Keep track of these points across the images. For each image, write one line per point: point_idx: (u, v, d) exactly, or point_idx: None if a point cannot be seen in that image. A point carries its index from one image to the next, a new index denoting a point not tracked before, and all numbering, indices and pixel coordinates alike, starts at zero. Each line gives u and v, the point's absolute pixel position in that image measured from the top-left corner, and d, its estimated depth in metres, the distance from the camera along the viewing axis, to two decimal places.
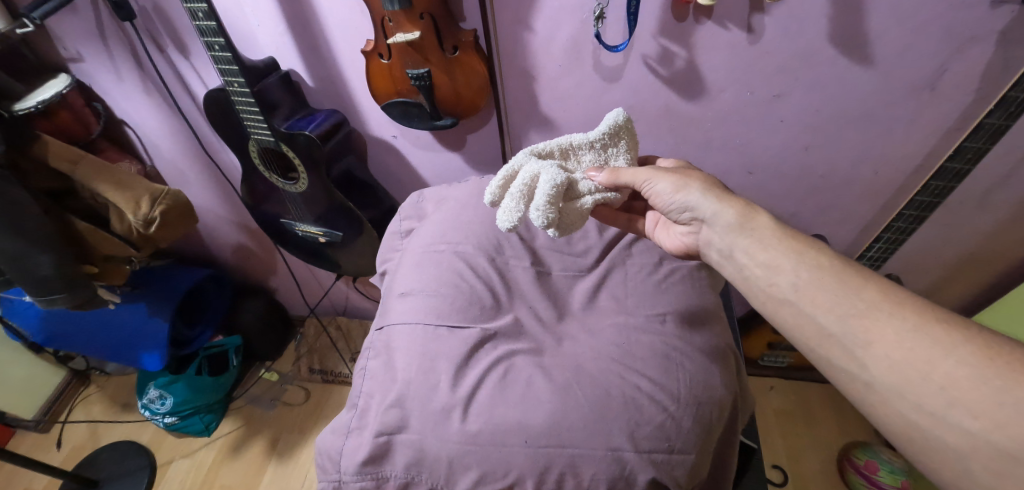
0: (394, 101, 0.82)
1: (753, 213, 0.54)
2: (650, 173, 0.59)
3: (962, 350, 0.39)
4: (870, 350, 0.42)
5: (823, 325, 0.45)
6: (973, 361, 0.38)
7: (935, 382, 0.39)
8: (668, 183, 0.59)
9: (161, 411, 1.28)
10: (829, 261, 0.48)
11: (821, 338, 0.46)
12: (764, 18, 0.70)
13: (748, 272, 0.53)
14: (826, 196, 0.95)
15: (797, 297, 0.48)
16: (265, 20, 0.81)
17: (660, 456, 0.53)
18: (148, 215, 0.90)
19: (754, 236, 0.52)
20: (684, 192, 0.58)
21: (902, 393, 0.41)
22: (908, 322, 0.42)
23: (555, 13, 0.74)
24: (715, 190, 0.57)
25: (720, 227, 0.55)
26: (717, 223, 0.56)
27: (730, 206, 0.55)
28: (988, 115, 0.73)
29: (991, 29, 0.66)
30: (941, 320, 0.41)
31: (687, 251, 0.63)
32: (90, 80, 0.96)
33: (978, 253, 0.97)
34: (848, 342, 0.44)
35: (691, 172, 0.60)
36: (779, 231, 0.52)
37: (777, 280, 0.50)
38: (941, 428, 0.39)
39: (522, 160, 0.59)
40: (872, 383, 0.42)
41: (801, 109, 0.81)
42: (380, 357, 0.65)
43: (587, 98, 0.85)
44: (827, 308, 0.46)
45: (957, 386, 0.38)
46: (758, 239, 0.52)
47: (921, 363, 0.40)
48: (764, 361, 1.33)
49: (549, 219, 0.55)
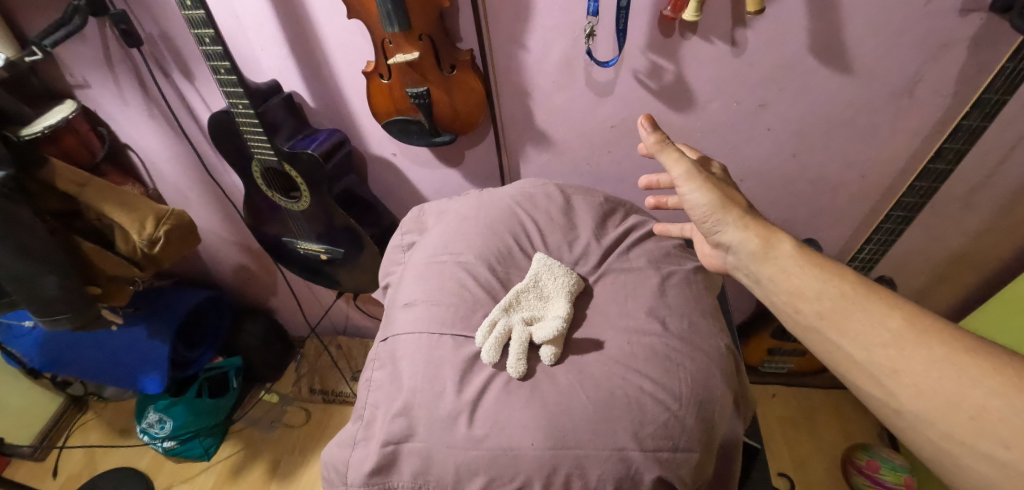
0: (394, 119, 0.85)
1: (777, 240, 0.54)
2: (687, 176, 0.58)
3: (991, 382, 0.39)
4: (898, 378, 0.43)
5: (851, 353, 0.46)
6: (1003, 392, 0.39)
7: (966, 412, 0.40)
8: (702, 195, 0.58)
9: (159, 435, 1.27)
10: (852, 287, 0.49)
11: (850, 364, 0.46)
12: (746, 31, 0.74)
13: (775, 297, 0.53)
14: (816, 201, 0.98)
15: (823, 325, 0.48)
16: (268, 45, 0.84)
17: (666, 454, 0.54)
18: (153, 235, 0.93)
19: (778, 265, 0.53)
20: (716, 213, 0.57)
21: (932, 421, 0.41)
22: (936, 352, 0.42)
23: (548, 32, 0.78)
24: (747, 217, 0.56)
25: (745, 255, 0.56)
26: (743, 252, 0.56)
27: (755, 236, 0.55)
28: (965, 117, 0.76)
29: (962, 35, 0.69)
30: (970, 350, 0.41)
31: (720, 267, 0.65)
32: (95, 106, 0.99)
33: (965, 253, 0.99)
34: (875, 371, 0.44)
35: (727, 191, 0.59)
36: (807, 260, 0.52)
37: (802, 308, 0.50)
38: (971, 457, 0.39)
39: (498, 318, 0.64)
40: (901, 409, 0.43)
41: (787, 118, 0.84)
42: (385, 368, 0.66)
43: (580, 112, 0.89)
44: (853, 335, 0.46)
45: (989, 417, 0.39)
46: (783, 269, 0.52)
47: (949, 393, 0.41)
48: (764, 368, 1.33)
49: (561, 330, 0.62)
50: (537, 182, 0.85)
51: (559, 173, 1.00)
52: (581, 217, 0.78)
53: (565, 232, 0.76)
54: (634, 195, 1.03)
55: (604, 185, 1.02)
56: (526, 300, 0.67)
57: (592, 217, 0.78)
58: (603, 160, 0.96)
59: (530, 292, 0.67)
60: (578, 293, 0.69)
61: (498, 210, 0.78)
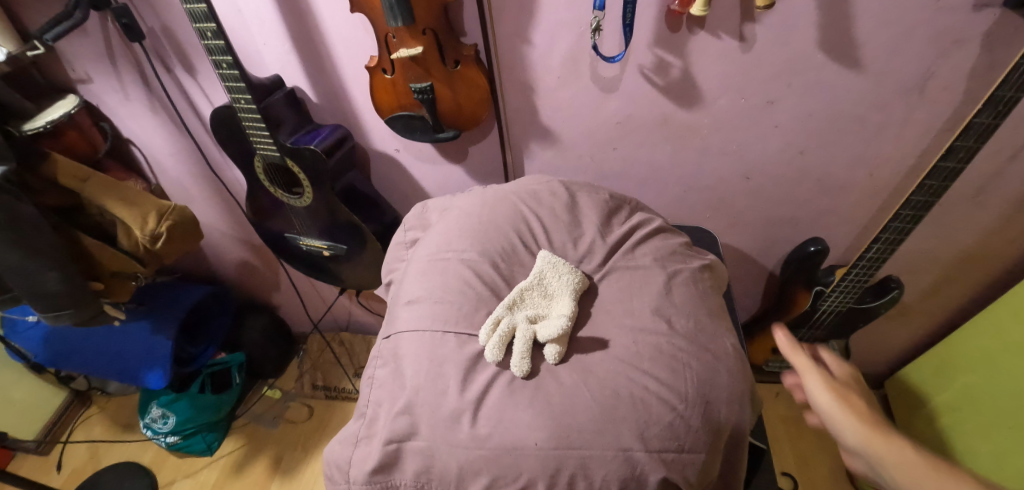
0: (397, 114, 0.84)
1: (892, 440, 0.51)
2: (814, 374, 0.61)
3: None
4: None
5: None
6: None
7: None
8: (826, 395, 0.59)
9: (163, 430, 1.29)
10: (950, 477, 0.46)
11: None
12: (754, 26, 0.73)
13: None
14: (823, 199, 0.96)
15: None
16: (270, 39, 0.84)
17: (671, 455, 0.53)
18: (155, 231, 0.92)
19: (890, 460, 0.50)
20: (837, 406, 0.57)
21: None
22: None
23: (552, 27, 0.77)
24: (873, 419, 0.54)
25: (860, 449, 0.53)
26: (859, 447, 0.53)
27: (865, 430, 0.53)
28: (977, 115, 0.73)
29: (976, 31, 0.68)
30: None
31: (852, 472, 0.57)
32: (98, 101, 0.98)
33: (974, 251, 0.98)
34: None
35: (854, 397, 0.57)
36: (924, 458, 0.49)
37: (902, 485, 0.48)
38: None
39: (503, 315, 0.63)
40: None
41: (795, 115, 0.83)
42: (388, 366, 0.66)
43: (585, 108, 0.88)
44: None
45: None
46: (893, 463, 0.50)
47: None
48: (768, 368, 1.30)
49: (565, 328, 0.61)
50: (542, 179, 0.84)
51: (563, 170, 1.00)
52: (586, 213, 0.77)
53: (569, 230, 0.75)
54: (639, 193, 1.02)
55: (609, 182, 1.01)
56: (531, 297, 0.66)
57: (596, 214, 0.77)
58: (608, 157, 0.95)
59: (535, 291, 0.67)
60: (581, 291, 0.68)
61: (502, 207, 0.77)
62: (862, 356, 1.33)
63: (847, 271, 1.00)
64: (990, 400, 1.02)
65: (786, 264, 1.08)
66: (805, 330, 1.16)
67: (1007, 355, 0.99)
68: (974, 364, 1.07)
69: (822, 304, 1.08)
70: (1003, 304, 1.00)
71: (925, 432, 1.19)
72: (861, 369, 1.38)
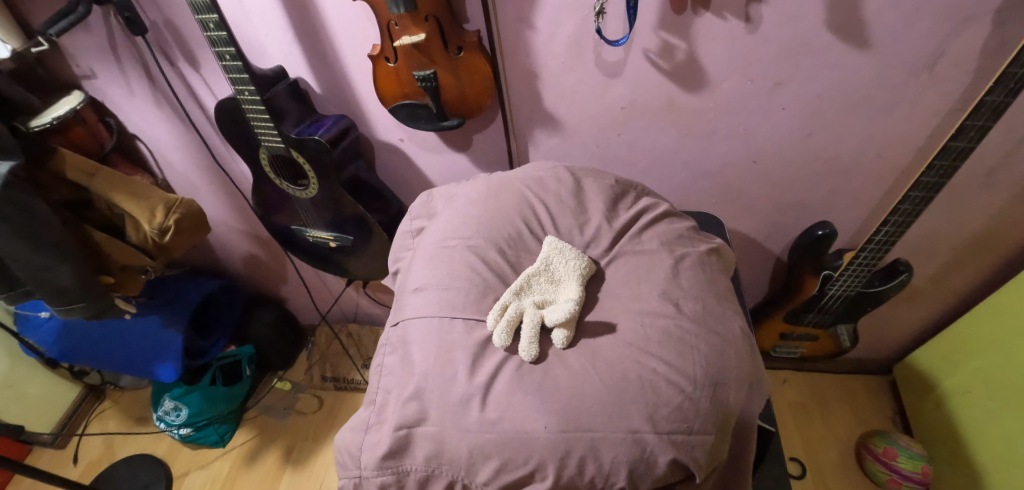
0: (401, 103, 0.84)
1: None
2: None
3: None
4: None
5: None
6: None
7: None
8: None
9: (176, 422, 1.32)
10: None
11: None
12: (760, 7, 0.72)
13: None
14: (831, 182, 0.96)
15: None
16: (272, 29, 0.84)
17: (680, 436, 0.53)
18: (163, 223, 0.94)
19: None
20: None
21: None
22: None
23: (555, 11, 0.76)
24: None
25: None
26: None
27: None
28: (987, 92, 0.71)
29: (987, 7, 0.67)
30: None
31: None
32: (102, 96, 0.98)
33: (985, 233, 0.97)
34: None
35: None
36: None
37: None
38: None
39: (510, 300, 0.63)
40: None
41: (802, 97, 0.82)
42: (397, 352, 0.66)
43: (588, 94, 0.87)
44: None
45: None
46: None
47: None
48: (776, 353, 1.29)
49: (573, 312, 0.61)
50: (547, 165, 0.84)
51: (569, 156, 0.99)
52: (592, 199, 0.77)
53: (576, 216, 0.75)
54: (646, 179, 1.02)
55: (615, 168, 1.00)
56: (538, 283, 0.66)
57: (603, 199, 0.76)
58: (613, 143, 0.95)
59: (542, 276, 0.67)
60: (589, 277, 0.68)
61: (508, 194, 0.77)
62: (871, 340, 1.33)
63: (855, 255, 1.00)
64: (1004, 386, 1.01)
65: (793, 249, 1.07)
66: (813, 315, 1.15)
67: (1016, 339, 0.98)
68: (982, 349, 1.06)
69: (828, 288, 1.08)
70: (1013, 287, 0.98)
71: (936, 416, 1.19)
72: (869, 353, 1.37)
